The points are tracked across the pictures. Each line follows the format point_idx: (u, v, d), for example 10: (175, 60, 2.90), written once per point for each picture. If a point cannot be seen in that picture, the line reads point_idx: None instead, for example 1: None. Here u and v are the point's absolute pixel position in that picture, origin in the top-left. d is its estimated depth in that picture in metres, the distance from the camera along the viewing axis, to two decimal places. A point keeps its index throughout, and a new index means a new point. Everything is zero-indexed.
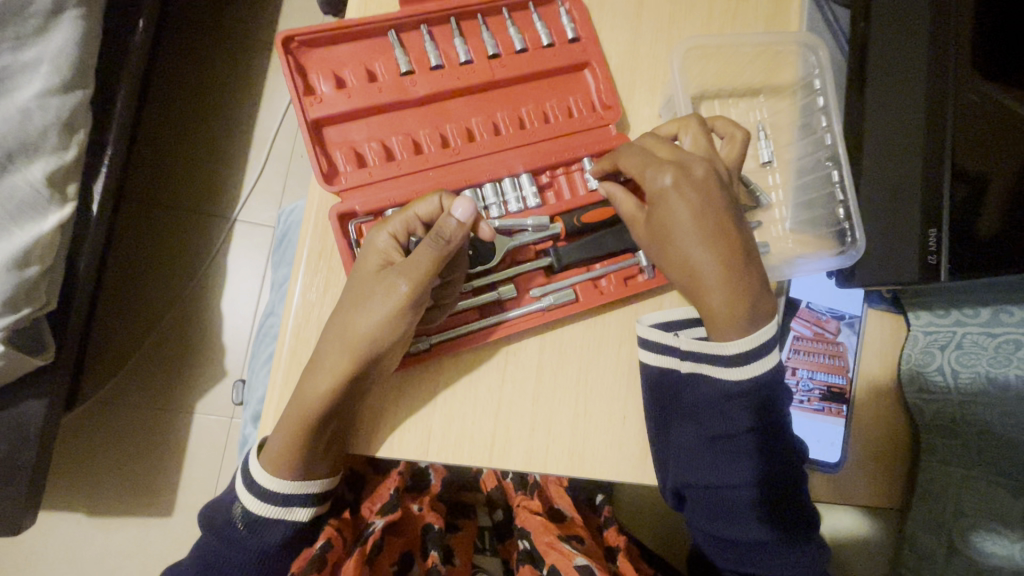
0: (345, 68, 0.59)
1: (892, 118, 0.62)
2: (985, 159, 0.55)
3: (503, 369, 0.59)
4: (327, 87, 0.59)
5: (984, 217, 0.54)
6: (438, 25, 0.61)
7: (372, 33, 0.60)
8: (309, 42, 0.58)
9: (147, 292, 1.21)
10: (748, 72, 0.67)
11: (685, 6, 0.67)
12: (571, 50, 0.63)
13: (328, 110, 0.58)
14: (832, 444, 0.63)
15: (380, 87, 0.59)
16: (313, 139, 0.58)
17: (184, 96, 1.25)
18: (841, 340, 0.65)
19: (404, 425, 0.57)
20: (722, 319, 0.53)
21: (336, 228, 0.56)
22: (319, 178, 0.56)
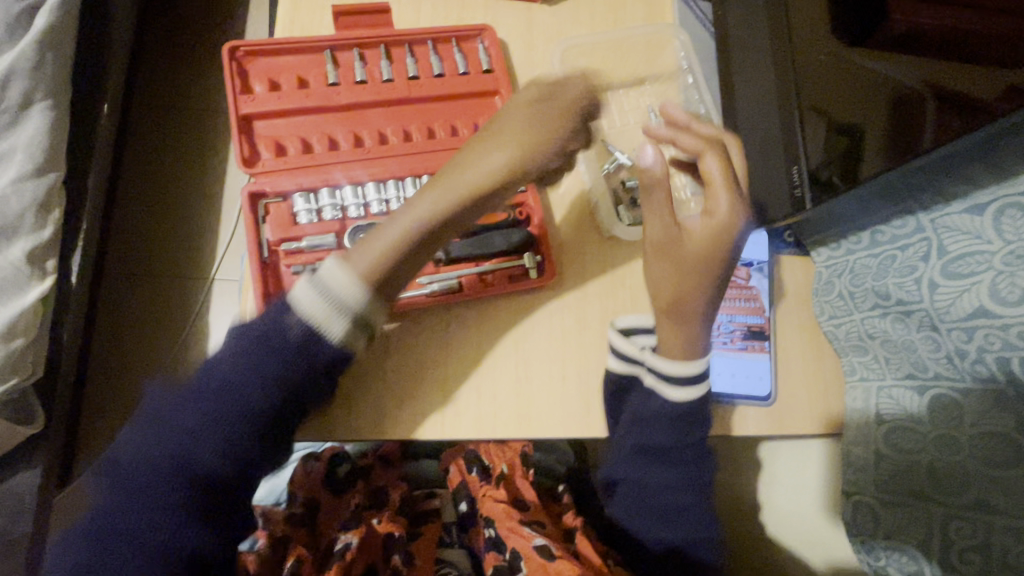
0: (280, 75, 0.68)
1: (758, 92, 0.72)
2: (851, 109, 0.63)
3: (446, 348, 0.66)
4: (261, 88, 0.67)
5: (866, 156, 0.60)
6: (370, 48, 0.71)
7: (310, 50, 0.69)
8: (256, 51, 0.67)
9: (132, 358, 1.26)
10: (634, 62, 0.77)
11: (569, 21, 0.77)
12: (485, 78, 0.72)
13: (258, 107, 0.65)
14: (760, 378, 0.70)
15: (308, 93, 0.67)
16: (241, 129, 0.65)
17: (155, 173, 1.34)
18: (754, 284, 0.72)
19: (360, 410, 0.62)
20: (677, 350, 0.65)
21: (245, 203, 0.61)
22: (238, 159, 0.62)
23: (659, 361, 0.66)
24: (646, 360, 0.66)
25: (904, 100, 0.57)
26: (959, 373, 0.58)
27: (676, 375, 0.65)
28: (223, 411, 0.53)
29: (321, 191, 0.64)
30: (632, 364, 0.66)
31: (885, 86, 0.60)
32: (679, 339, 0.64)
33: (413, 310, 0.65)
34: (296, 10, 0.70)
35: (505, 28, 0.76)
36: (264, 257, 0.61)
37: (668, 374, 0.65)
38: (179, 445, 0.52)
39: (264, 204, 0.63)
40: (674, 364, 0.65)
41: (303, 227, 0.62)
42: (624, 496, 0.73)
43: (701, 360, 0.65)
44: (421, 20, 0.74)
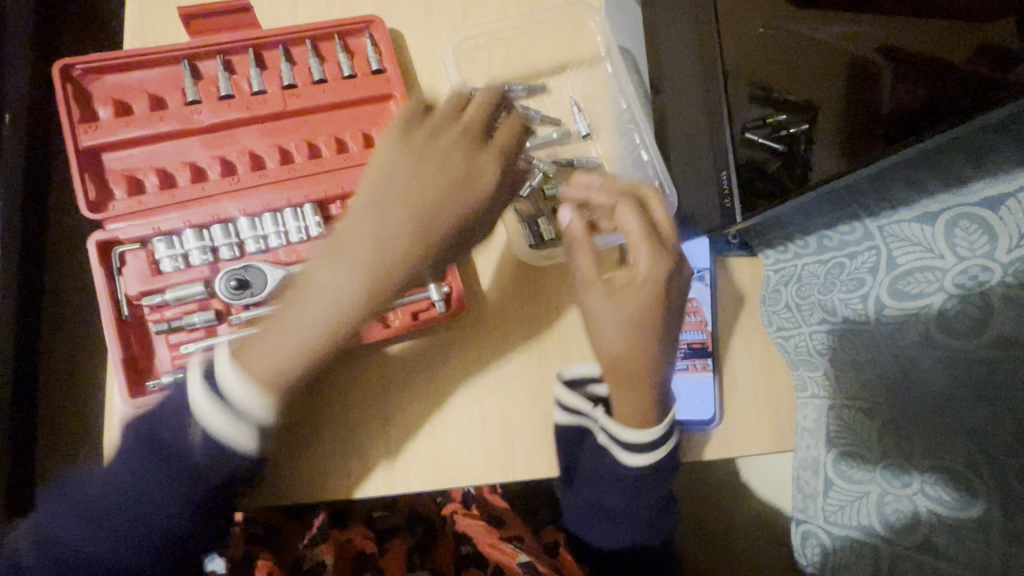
0: (132, 97, 0.58)
1: (686, 65, 0.61)
2: (810, 85, 0.53)
3: (348, 392, 0.58)
4: (107, 114, 0.57)
5: (818, 143, 0.51)
6: (236, 54, 0.61)
7: (162, 62, 0.59)
8: (95, 69, 0.57)
9: None
10: (549, 49, 0.67)
11: (472, 2, 0.66)
12: (375, 81, 0.62)
13: (102, 138, 0.56)
14: (703, 401, 0.62)
15: (162, 116, 0.57)
16: (84, 165, 0.55)
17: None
18: (693, 295, 0.65)
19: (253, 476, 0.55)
20: (632, 414, 0.57)
21: (94, 256, 0.53)
22: (82, 204, 0.53)
23: (611, 421, 0.59)
24: (596, 419, 0.59)
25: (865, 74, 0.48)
26: (901, 403, 0.52)
27: (626, 438, 0.58)
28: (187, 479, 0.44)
29: (184, 231, 0.55)
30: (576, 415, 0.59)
31: (834, 55, 0.51)
32: (635, 404, 0.56)
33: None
34: (147, 18, 0.60)
35: (398, 18, 0.66)
36: (124, 315, 0.54)
37: (621, 436, 0.58)
38: (130, 527, 0.44)
39: (119, 253, 0.54)
40: (627, 432, 0.58)
41: (168, 277, 0.55)
42: (582, 510, 0.66)
43: (659, 425, 0.57)
44: (299, 18, 0.64)
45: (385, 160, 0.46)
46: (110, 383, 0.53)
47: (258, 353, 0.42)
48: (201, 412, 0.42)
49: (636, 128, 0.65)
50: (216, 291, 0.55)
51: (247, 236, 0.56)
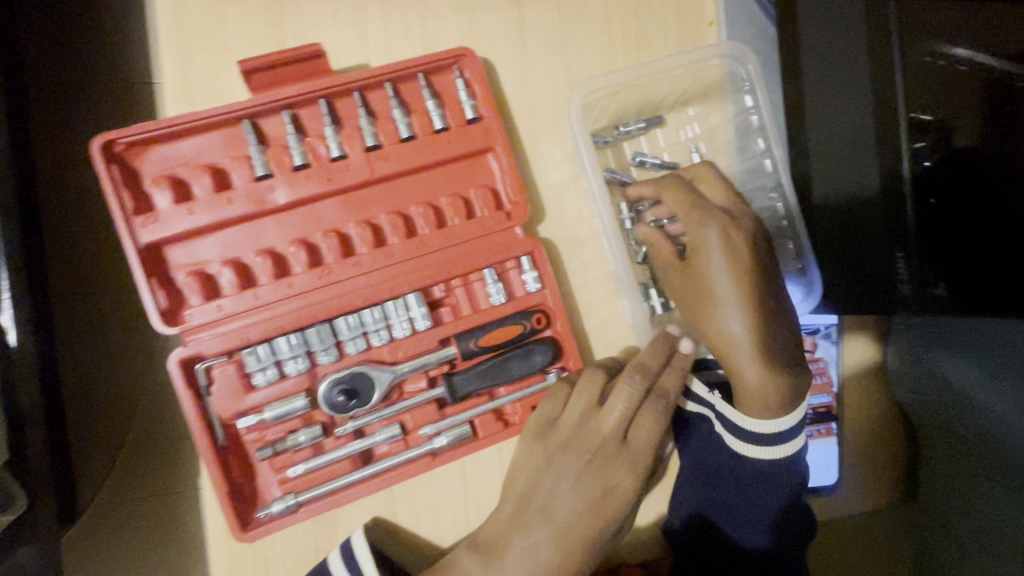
0: (188, 171, 0.48)
1: (835, 101, 0.51)
2: (946, 100, 0.46)
3: (464, 495, 0.52)
4: (163, 197, 0.47)
5: (967, 137, 0.46)
6: (306, 107, 0.50)
7: (219, 125, 0.48)
8: (141, 141, 0.47)
9: None
10: (673, 86, 0.57)
11: (575, 26, 0.55)
12: (470, 132, 0.52)
13: (166, 230, 0.47)
14: (827, 467, 0.62)
15: (231, 197, 0.48)
16: (146, 265, 0.46)
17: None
18: (820, 355, 0.62)
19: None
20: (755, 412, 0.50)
21: (178, 376, 0.46)
22: (155, 318, 0.45)
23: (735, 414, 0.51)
24: (718, 406, 0.53)
25: (999, 94, 0.44)
26: None
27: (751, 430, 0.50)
28: None
29: (277, 337, 0.48)
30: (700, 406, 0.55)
31: (970, 78, 0.45)
32: (757, 397, 0.49)
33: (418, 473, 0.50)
34: (193, 68, 0.49)
35: (487, 49, 0.54)
36: (219, 439, 0.47)
37: (747, 429, 0.50)
38: None
39: (204, 368, 0.47)
40: (757, 422, 0.50)
41: (263, 391, 0.48)
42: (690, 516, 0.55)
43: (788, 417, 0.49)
44: (371, 55, 0.52)
45: (527, 467, 0.45)
46: (216, 514, 0.47)
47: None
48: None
49: (781, 197, 0.56)
50: (318, 402, 0.49)
51: (346, 337, 0.50)
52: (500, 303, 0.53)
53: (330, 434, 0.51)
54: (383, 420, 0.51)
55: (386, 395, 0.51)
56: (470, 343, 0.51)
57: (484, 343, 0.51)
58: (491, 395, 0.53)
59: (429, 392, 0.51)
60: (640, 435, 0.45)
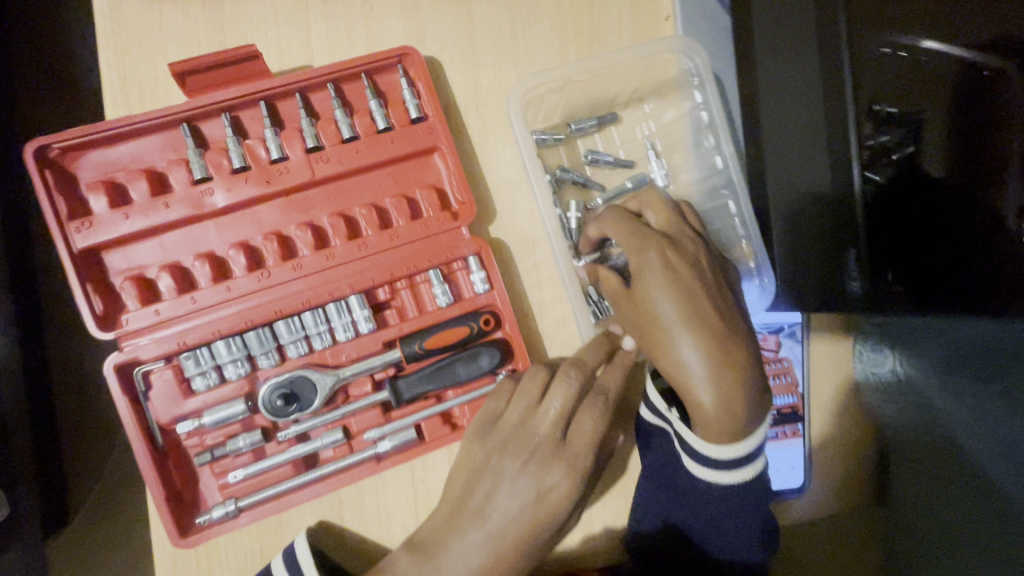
0: (125, 176, 0.48)
1: (786, 99, 0.50)
2: (908, 99, 0.46)
3: (413, 503, 0.50)
4: (101, 202, 0.47)
5: (927, 148, 0.45)
6: (248, 110, 0.50)
7: (158, 129, 0.48)
8: (77, 146, 0.46)
9: None
10: (624, 82, 0.56)
11: (523, 22, 0.55)
12: (415, 132, 0.52)
13: (102, 234, 0.46)
14: (793, 469, 0.60)
15: (169, 201, 0.47)
16: (83, 271, 0.46)
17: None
18: (784, 356, 0.60)
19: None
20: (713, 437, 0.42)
21: (113, 381, 0.45)
22: (90, 322, 0.45)
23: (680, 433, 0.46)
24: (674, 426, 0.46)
25: (973, 90, 0.43)
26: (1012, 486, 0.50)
27: (709, 459, 0.44)
28: None
29: (215, 342, 0.47)
30: (660, 420, 0.49)
31: (939, 76, 0.45)
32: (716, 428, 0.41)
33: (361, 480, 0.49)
34: (130, 73, 0.48)
35: (434, 48, 0.54)
36: (158, 444, 0.47)
37: (699, 457, 0.44)
38: None
39: (142, 373, 0.47)
40: (711, 447, 0.43)
41: (202, 396, 0.47)
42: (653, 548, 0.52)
43: (752, 437, 0.42)
44: (312, 55, 0.52)
45: (465, 465, 0.44)
46: (153, 521, 0.46)
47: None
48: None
49: (731, 194, 0.55)
50: (258, 406, 0.48)
51: (287, 340, 0.49)
52: (447, 305, 0.52)
53: (272, 439, 0.50)
54: (327, 425, 0.50)
55: (329, 398, 0.50)
56: (414, 346, 0.50)
57: (429, 346, 0.51)
58: (438, 398, 0.52)
59: (373, 396, 0.50)
60: (579, 436, 0.44)
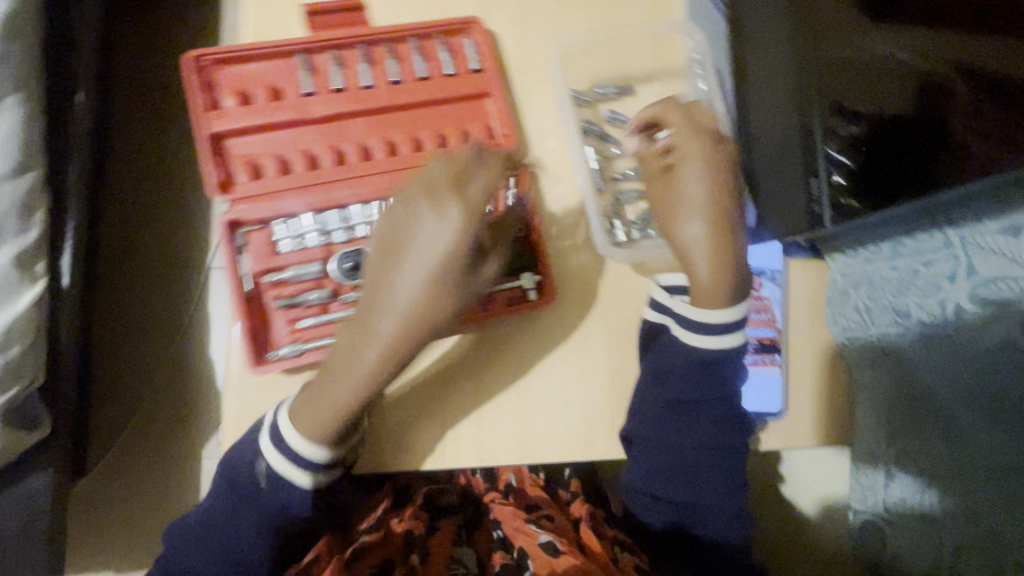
0: (250, 86, 0.63)
1: (770, 82, 0.64)
2: (875, 93, 0.56)
3: (445, 375, 0.63)
4: (231, 103, 0.61)
5: (885, 141, 0.55)
6: (347, 50, 0.65)
7: (281, 55, 0.63)
8: (220, 60, 0.61)
9: (116, 357, 1.18)
10: (641, 60, 0.71)
11: (565, 8, 0.70)
12: (474, 79, 0.66)
13: (228, 124, 0.60)
14: (771, 394, 0.68)
15: (281, 106, 0.61)
16: (211, 150, 0.60)
17: (132, 149, 1.21)
18: (765, 294, 0.69)
19: (392, 452, 0.62)
20: (701, 300, 0.59)
21: (221, 233, 0.58)
22: (211, 186, 0.58)
23: (683, 309, 0.60)
24: (675, 310, 0.61)
25: (931, 92, 0.52)
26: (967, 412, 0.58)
27: (702, 324, 0.60)
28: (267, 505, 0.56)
29: (302, 215, 0.60)
30: (661, 315, 0.63)
31: (909, 71, 0.54)
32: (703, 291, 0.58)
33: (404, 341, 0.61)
34: (262, 11, 0.63)
35: (493, 22, 0.69)
36: (246, 289, 0.59)
37: (696, 321, 0.60)
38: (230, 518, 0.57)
39: (242, 232, 0.59)
40: (709, 313, 0.59)
41: (287, 256, 0.59)
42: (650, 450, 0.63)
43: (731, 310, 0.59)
44: (401, 15, 0.66)
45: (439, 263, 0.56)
46: (234, 348, 0.58)
47: (331, 391, 0.51)
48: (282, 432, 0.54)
49: None
50: (330, 271, 0.60)
51: (357, 221, 0.61)
52: (487, 213, 0.64)
53: (337, 300, 0.60)
54: None
55: None
56: None
57: None
58: None
59: None
60: None
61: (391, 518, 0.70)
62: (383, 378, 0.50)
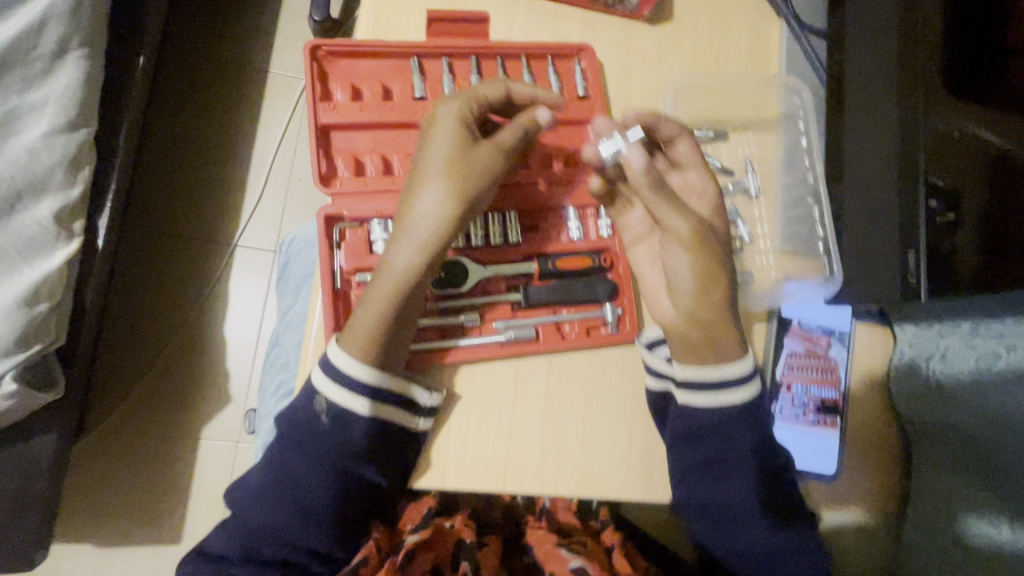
0: (361, 82, 0.62)
1: (870, 150, 0.66)
2: (953, 171, 0.60)
3: (513, 394, 0.61)
4: (342, 96, 0.61)
5: (964, 223, 0.58)
6: (460, 59, 0.65)
7: (396, 56, 0.63)
8: (336, 52, 0.61)
9: (136, 320, 1.13)
10: (741, 108, 0.71)
11: (672, 47, 0.70)
12: (579, 105, 0.67)
13: (338, 117, 0.60)
14: (828, 455, 0.68)
15: (392, 107, 0.61)
16: (318, 140, 0.60)
17: (180, 118, 1.18)
18: (832, 355, 0.69)
19: (450, 466, 0.58)
20: (697, 353, 0.59)
21: (321, 227, 0.57)
22: (315, 177, 0.58)
23: (688, 372, 0.60)
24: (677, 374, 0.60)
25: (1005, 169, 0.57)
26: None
27: (700, 378, 0.60)
28: (328, 445, 0.56)
29: None
30: (661, 380, 0.62)
31: (981, 153, 0.58)
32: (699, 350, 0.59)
33: (485, 358, 0.61)
34: (382, 10, 0.63)
35: (602, 47, 0.68)
36: (336, 285, 0.58)
37: (706, 380, 0.60)
38: (285, 465, 0.56)
39: (339, 227, 0.59)
40: (712, 369, 0.60)
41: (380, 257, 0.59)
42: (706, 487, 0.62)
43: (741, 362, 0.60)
44: (514, 30, 0.66)
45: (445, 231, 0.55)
46: (317, 342, 0.58)
47: (360, 321, 0.54)
48: (327, 388, 0.55)
49: (816, 202, 0.69)
50: None
51: None
52: (578, 240, 0.65)
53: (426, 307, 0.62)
54: (468, 307, 0.62)
55: (475, 287, 0.63)
56: (548, 263, 0.63)
57: (559, 266, 0.63)
58: (554, 312, 0.64)
59: (507, 294, 0.63)
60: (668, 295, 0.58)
61: (443, 522, 0.71)
62: (392, 317, 0.54)
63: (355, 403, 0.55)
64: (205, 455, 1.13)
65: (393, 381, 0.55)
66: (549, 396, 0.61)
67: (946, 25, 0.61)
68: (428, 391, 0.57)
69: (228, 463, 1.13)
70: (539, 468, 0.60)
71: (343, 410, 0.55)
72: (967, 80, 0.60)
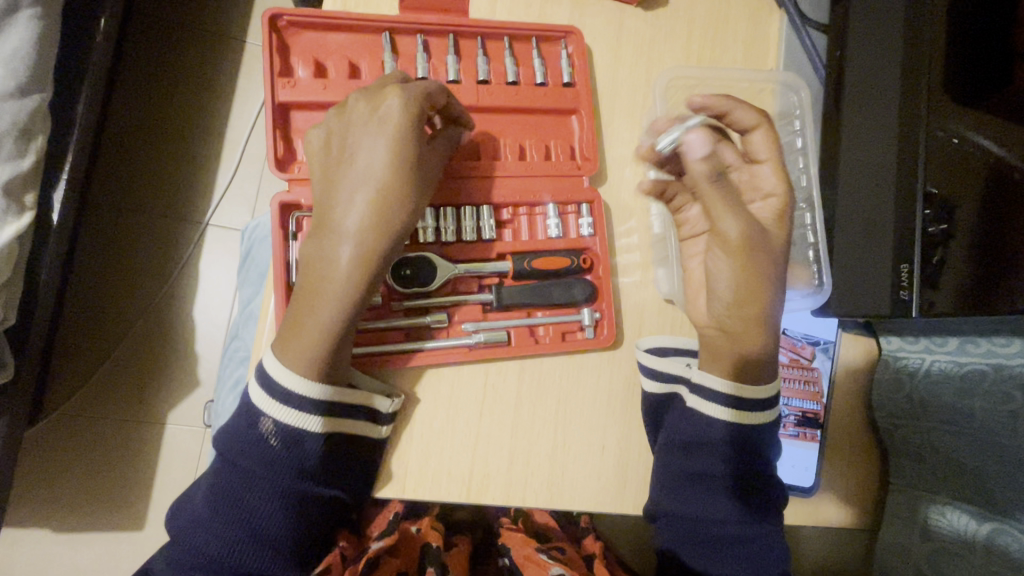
0: (327, 57, 0.57)
1: (869, 153, 0.62)
2: (952, 184, 0.56)
3: (480, 400, 0.57)
4: (304, 72, 0.56)
5: (955, 241, 0.55)
6: (436, 37, 0.60)
7: (365, 30, 0.58)
8: (299, 23, 0.56)
9: (97, 299, 1.07)
10: None
11: (664, 35, 0.65)
12: (563, 93, 0.62)
13: (299, 95, 0.55)
14: (806, 469, 0.65)
15: (359, 86, 0.56)
16: (276, 120, 0.55)
17: (148, 89, 1.11)
18: (816, 365, 0.67)
19: (407, 475, 0.55)
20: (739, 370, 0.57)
21: (275, 216, 0.53)
22: (271, 161, 0.53)
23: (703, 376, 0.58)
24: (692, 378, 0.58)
25: (999, 182, 0.53)
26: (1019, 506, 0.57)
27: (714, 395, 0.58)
28: (287, 470, 0.51)
29: None
30: (672, 382, 0.59)
31: (985, 165, 0.54)
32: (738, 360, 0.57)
33: (451, 363, 0.57)
34: None
35: (592, 33, 0.64)
36: (292, 280, 0.54)
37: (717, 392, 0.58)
38: (240, 490, 0.52)
39: (296, 217, 0.55)
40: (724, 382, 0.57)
41: None
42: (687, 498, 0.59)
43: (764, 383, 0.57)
44: (497, 8, 0.61)
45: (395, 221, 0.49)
46: (269, 338, 0.54)
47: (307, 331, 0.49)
48: (274, 409, 0.50)
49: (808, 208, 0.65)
50: None
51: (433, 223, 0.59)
52: (556, 238, 0.62)
53: (392, 306, 0.59)
54: (437, 308, 0.59)
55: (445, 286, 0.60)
56: (523, 262, 0.60)
57: (535, 265, 0.61)
58: (527, 314, 0.61)
59: (480, 295, 0.60)
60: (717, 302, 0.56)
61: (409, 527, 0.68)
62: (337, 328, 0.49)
63: (307, 423, 0.50)
64: (168, 442, 1.08)
65: (336, 394, 0.51)
66: (521, 409, 0.58)
67: (953, 31, 0.58)
68: (389, 399, 0.53)
69: (192, 454, 1.08)
70: (508, 481, 0.56)
71: (292, 430, 0.50)
72: (974, 89, 0.56)
